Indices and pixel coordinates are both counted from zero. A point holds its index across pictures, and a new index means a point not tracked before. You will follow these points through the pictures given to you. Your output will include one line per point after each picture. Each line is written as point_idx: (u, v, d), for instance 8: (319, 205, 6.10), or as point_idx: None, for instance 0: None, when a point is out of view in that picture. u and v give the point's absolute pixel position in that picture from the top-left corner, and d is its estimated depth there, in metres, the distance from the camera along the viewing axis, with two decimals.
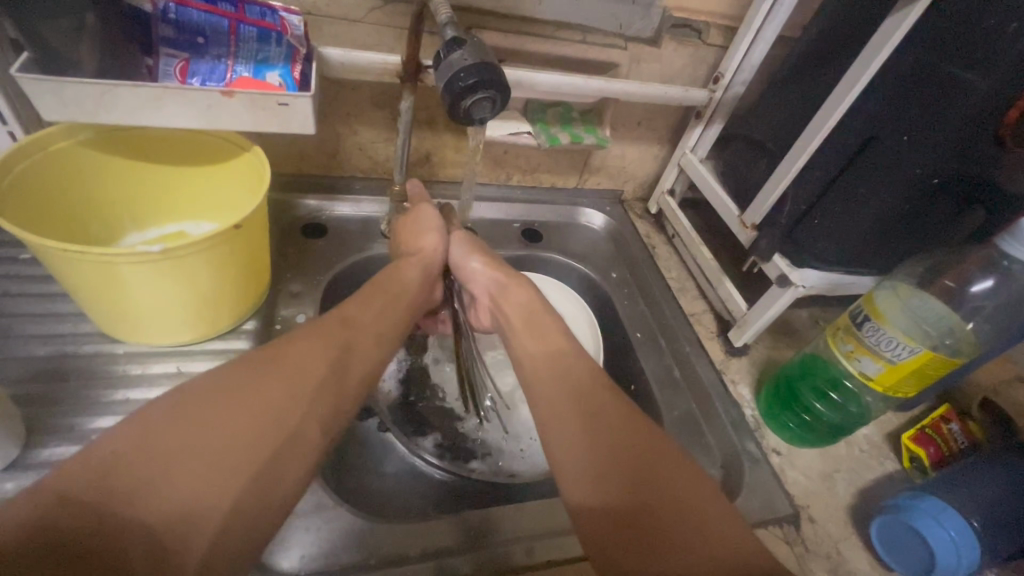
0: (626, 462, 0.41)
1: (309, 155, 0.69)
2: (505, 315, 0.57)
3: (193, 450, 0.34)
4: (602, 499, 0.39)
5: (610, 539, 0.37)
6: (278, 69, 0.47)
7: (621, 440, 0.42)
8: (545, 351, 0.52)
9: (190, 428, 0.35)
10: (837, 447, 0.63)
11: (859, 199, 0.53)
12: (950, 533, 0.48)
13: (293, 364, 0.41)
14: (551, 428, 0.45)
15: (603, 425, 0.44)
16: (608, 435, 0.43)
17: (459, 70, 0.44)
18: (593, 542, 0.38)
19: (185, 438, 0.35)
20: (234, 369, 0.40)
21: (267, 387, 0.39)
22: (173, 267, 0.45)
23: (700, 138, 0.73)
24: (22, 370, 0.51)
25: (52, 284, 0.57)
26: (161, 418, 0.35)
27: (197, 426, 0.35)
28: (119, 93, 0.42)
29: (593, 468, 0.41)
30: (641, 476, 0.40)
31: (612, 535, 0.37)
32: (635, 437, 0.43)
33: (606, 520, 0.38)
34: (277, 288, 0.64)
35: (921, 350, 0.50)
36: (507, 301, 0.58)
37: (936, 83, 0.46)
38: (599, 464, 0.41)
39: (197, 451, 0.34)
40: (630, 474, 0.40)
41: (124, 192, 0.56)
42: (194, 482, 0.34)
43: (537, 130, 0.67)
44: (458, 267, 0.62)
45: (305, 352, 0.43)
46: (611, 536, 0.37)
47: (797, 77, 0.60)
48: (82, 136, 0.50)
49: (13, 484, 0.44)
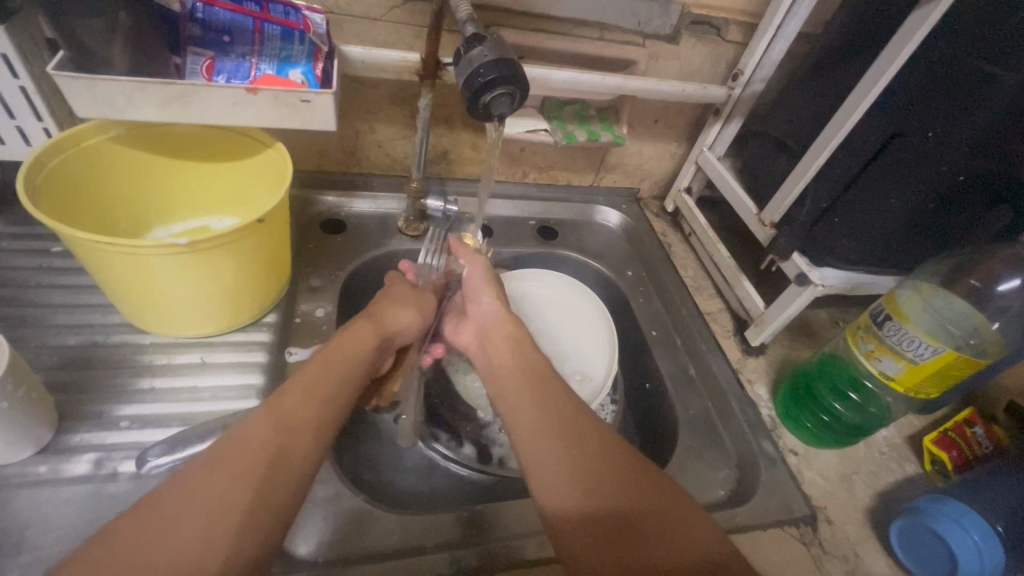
0: (611, 473, 0.40)
1: (328, 151, 0.70)
2: (493, 347, 0.54)
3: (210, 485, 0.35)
4: (588, 506, 0.39)
5: (598, 546, 0.37)
6: (300, 67, 0.48)
7: (608, 451, 0.42)
8: (536, 368, 0.50)
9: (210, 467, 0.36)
10: (856, 448, 0.62)
11: (882, 196, 0.52)
12: (973, 538, 0.47)
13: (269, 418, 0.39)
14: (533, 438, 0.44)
15: (602, 434, 0.44)
16: (595, 452, 0.42)
17: (479, 66, 0.44)
18: (580, 550, 0.37)
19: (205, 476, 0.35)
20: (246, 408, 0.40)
21: (241, 447, 0.37)
22: (196, 260, 0.47)
23: (718, 136, 0.72)
24: (53, 358, 0.52)
25: (83, 277, 0.59)
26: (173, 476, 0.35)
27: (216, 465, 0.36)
28: (151, 89, 0.43)
29: (579, 476, 0.40)
30: (627, 486, 0.40)
31: (599, 541, 0.37)
32: (621, 450, 0.43)
33: (593, 528, 0.38)
34: (297, 282, 0.65)
35: (944, 350, 0.49)
36: (501, 330, 0.55)
37: (963, 78, 0.45)
38: (579, 474, 0.40)
39: (219, 480, 0.35)
40: (615, 483, 0.40)
41: (152, 188, 0.58)
42: (189, 537, 0.32)
43: (553, 127, 0.67)
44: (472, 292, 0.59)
45: (282, 403, 0.41)
46: (599, 542, 0.37)
47: (818, 73, 0.59)
48: (114, 133, 0.52)
49: (46, 467, 0.46)
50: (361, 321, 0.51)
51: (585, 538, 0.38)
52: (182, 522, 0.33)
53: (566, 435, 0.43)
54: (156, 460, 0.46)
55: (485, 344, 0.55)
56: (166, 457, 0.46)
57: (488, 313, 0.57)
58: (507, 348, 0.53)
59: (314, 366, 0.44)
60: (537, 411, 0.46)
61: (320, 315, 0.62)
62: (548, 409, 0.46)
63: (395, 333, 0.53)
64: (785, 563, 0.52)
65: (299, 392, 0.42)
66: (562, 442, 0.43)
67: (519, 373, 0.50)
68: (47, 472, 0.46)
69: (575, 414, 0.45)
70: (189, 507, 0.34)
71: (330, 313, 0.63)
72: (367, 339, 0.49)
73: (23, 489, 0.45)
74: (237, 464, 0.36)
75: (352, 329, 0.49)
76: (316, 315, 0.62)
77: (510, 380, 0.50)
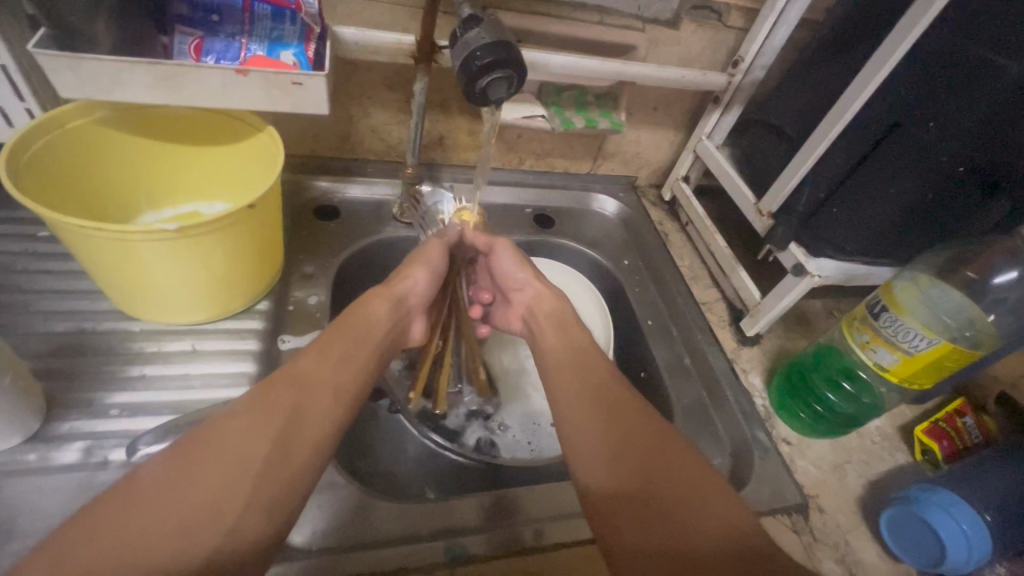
0: (637, 452, 0.41)
1: (322, 136, 0.69)
2: (539, 325, 0.56)
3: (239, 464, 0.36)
4: (611, 484, 0.39)
5: (624, 519, 0.38)
6: (292, 48, 0.47)
7: (626, 430, 0.42)
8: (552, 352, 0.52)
9: (236, 445, 0.37)
10: (849, 438, 0.63)
11: (879, 186, 0.52)
12: (962, 526, 0.48)
13: (271, 391, 0.40)
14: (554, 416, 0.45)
15: (614, 417, 0.43)
16: (622, 430, 0.42)
17: (476, 48, 0.43)
18: (605, 524, 0.38)
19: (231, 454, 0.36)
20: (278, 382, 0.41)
21: (241, 425, 0.38)
22: (186, 246, 0.46)
23: (717, 124, 0.71)
24: (40, 345, 0.52)
25: (70, 262, 0.58)
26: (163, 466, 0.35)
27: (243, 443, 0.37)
28: (136, 71, 0.42)
29: (603, 456, 0.41)
30: (649, 464, 0.40)
31: (624, 514, 0.38)
32: (644, 427, 0.43)
33: (615, 505, 0.38)
34: (290, 269, 0.64)
35: (939, 342, 0.49)
36: (539, 311, 0.57)
37: (967, 67, 0.44)
38: (605, 455, 0.41)
39: (248, 458, 0.36)
40: (636, 462, 0.40)
41: (139, 172, 0.56)
42: (213, 516, 0.34)
43: (551, 113, 0.66)
44: (508, 275, 0.60)
45: (286, 377, 0.42)
46: (624, 515, 0.38)
47: (820, 61, 0.59)
48: (99, 114, 0.50)
49: (35, 456, 0.45)
50: (377, 293, 0.52)
51: (611, 521, 0.38)
52: (184, 499, 0.34)
53: (580, 411, 0.45)
54: (147, 448, 0.46)
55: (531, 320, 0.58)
56: (157, 446, 0.46)
57: (530, 294, 0.59)
58: (550, 326, 0.55)
59: (330, 341, 0.46)
60: (565, 393, 0.47)
61: (313, 303, 0.61)
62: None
63: (408, 294, 0.55)
64: None
65: (304, 367, 0.43)
66: (592, 416, 0.44)
67: (553, 359, 0.51)
68: (35, 460, 0.45)
69: (588, 396, 0.45)
70: (187, 480, 0.35)
71: (324, 301, 0.62)
72: (380, 308, 0.51)
73: (11, 478, 0.44)
74: (237, 439, 0.37)
75: (374, 298, 0.52)
76: (310, 303, 0.62)
77: (554, 361, 0.51)
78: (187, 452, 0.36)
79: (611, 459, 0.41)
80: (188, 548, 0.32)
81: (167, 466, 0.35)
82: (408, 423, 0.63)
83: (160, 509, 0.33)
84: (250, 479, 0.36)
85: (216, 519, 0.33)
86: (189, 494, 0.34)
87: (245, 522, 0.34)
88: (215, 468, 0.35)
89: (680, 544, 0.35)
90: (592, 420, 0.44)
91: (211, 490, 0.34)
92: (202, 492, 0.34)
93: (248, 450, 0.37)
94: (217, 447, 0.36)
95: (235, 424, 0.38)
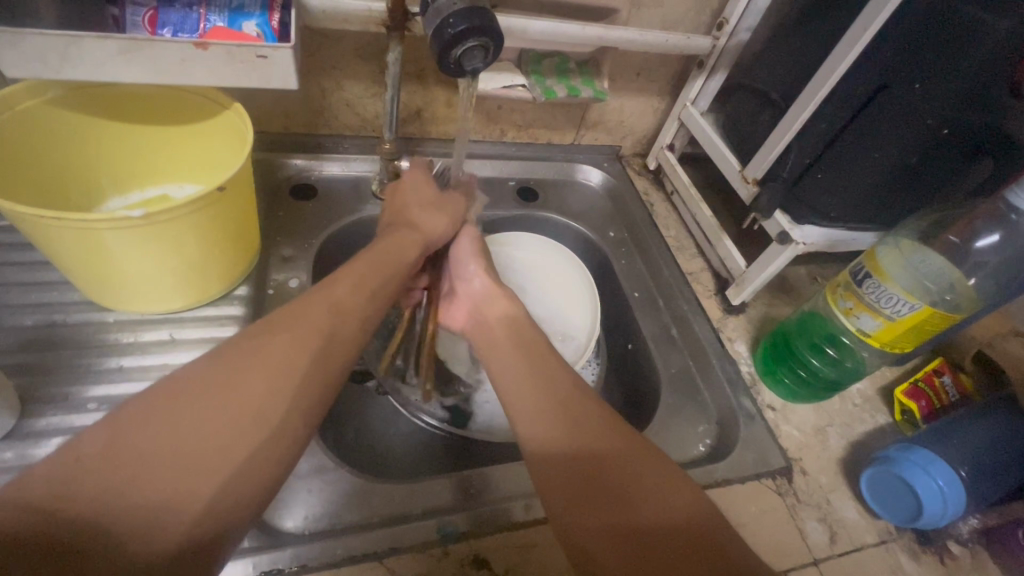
0: (607, 433, 0.41)
1: (293, 111, 0.66)
2: (490, 331, 0.53)
3: (215, 431, 0.32)
4: (578, 460, 0.40)
5: (594, 498, 0.38)
6: (255, 18, 0.45)
7: (592, 414, 0.43)
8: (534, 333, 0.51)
9: (211, 407, 0.32)
10: (832, 402, 0.64)
11: (863, 149, 0.51)
12: (938, 483, 0.50)
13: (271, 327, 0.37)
14: (532, 400, 0.44)
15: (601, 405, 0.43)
16: (588, 413, 0.43)
17: (448, 16, 0.41)
18: (573, 499, 0.38)
19: (203, 419, 0.32)
20: (254, 335, 0.36)
21: (231, 361, 0.34)
22: (155, 232, 0.44)
23: (702, 89, 0.70)
24: (11, 339, 0.50)
25: (34, 252, 0.56)
26: (125, 430, 0.30)
27: (218, 406, 0.32)
28: (85, 45, 0.39)
29: (579, 434, 0.41)
30: (617, 441, 0.41)
31: (595, 491, 0.38)
32: (610, 414, 0.43)
33: (587, 482, 0.39)
34: (268, 252, 0.62)
35: (921, 307, 0.49)
36: (493, 304, 0.55)
37: (955, 26, 0.43)
38: (578, 432, 0.41)
39: (223, 424, 0.32)
40: (603, 441, 0.41)
41: (101, 158, 0.54)
42: (189, 491, 0.30)
43: (532, 82, 0.63)
44: (457, 264, 0.59)
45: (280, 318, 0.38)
46: (595, 491, 0.38)
47: (804, 22, 0.57)
48: (50, 95, 0.47)
49: (12, 453, 0.44)
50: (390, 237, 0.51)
51: (578, 503, 0.38)
52: (189, 432, 0.31)
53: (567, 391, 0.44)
54: None
55: (478, 321, 0.55)
56: None
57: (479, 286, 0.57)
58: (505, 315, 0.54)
59: (347, 268, 0.45)
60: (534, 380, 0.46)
61: (294, 286, 0.60)
62: (544, 393, 0.44)
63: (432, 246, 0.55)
64: (762, 513, 0.54)
65: (299, 302, 0.40)
66: (546, 398, 0.44)
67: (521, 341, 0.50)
68: (13, 457, 0.44)
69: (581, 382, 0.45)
70: (191, 413, 0.32)
71: (305, 283, 0.61)
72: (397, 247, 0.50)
73: None
74: (243, 381, 0.34)
75: (390, 236, 0.51)
76: (290, 286, 0.60)
77: (513, 342, 0.50)
78: (173, 387, 0.32)
79: (565, 431, 0.41)
80: (197, 493, 0.30)
81: (150, 402, 0.31)
82: (398, 405, 0.63)
83: (162, 445, 0.30)
84: (256, 425, 0.33)
85: (189, 491, 0.30)
86: (196, 430, 0.31)
87: (258, 479, 0.33)
88: (221, 404, 0.33)
89: (647, 522, 0.36)
90: (564, 396, 0.44)
91: (217, 425, 0.32)
92: (211, 426, 0.32)
93: (241, 394, 0.33)
94: (219, 387, 0.33)
95: (237, 358, 0.35)
